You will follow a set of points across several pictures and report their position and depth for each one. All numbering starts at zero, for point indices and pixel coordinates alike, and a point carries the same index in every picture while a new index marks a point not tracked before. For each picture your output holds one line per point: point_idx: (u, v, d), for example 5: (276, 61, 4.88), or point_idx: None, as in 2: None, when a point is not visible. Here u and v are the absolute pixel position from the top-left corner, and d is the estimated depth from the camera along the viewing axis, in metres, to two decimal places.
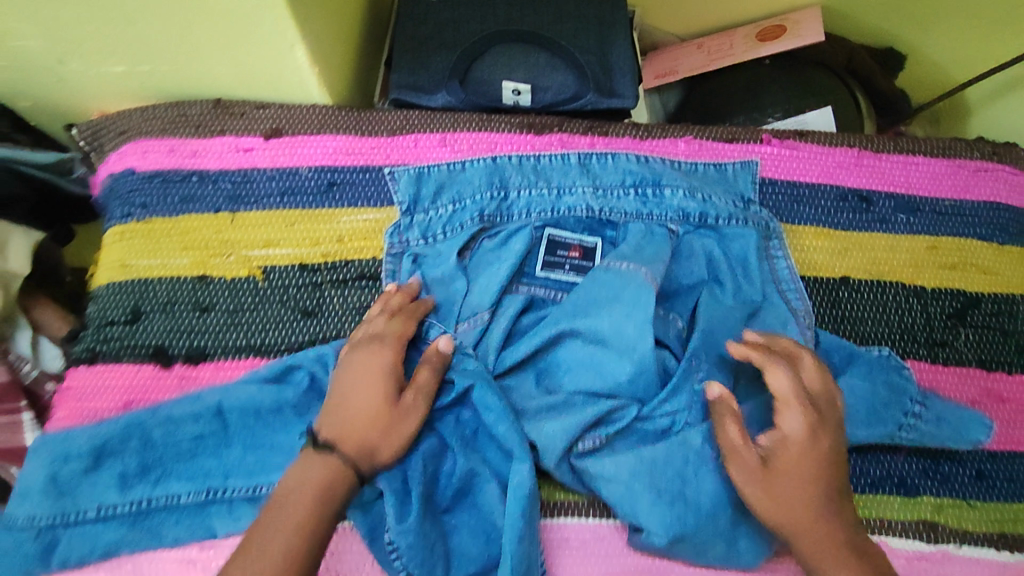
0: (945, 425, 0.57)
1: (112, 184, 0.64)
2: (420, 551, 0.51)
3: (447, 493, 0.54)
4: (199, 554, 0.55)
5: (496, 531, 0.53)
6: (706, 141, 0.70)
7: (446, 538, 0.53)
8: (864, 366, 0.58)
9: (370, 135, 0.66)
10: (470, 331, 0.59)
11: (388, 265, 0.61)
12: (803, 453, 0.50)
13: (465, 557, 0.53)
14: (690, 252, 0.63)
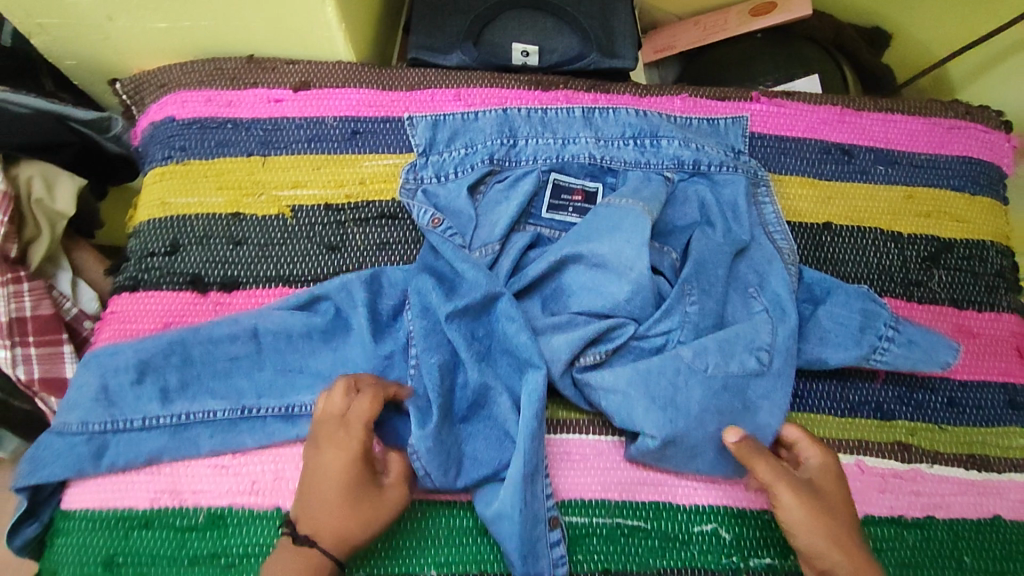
0: (916, 348, 0.62)
1: (154, 131, 0.70)
2: (440, 454, 0.57)
3: (461, 403, 0.60)
4: (231, 461, 0.61)
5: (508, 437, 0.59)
6: (700, 99, 0.76)
7: (461, 443, 0.59)
8: (843, 296, 0.63)
9: (390, 89, 0.72)
10: (483, 259, 0.65)
11: (404, 198, 0.66)
12: (831, 475, 0.57)
13: (478, 460, 0.59)
14: (684, 198, 0.69)
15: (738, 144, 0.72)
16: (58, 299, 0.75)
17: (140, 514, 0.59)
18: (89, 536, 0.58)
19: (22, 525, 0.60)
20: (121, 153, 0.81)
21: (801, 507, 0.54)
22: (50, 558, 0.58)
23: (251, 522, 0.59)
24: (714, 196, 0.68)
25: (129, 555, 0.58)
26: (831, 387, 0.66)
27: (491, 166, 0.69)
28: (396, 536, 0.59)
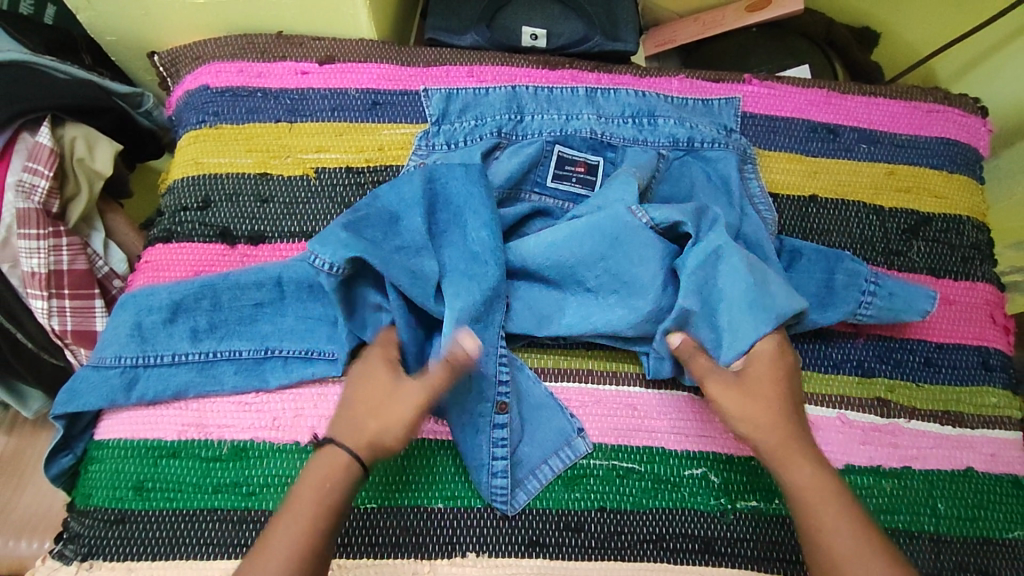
0: (896, 300, 0.67)
1: (189, 99, 0.76)
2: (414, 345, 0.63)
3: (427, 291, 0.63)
4: (255, 398, 0.64)
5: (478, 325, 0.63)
6: (696, 81, 0.81)
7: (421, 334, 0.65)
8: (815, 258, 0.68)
9: (408, 65, 0.78)
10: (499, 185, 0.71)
11: (415, 161, 0.72)
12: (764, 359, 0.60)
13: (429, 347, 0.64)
14: (677, 172, 0.74)
15: (726, 122, 0.77)
16: (91, 256, 0.78)
17: (169, 444, 0.63)
18: (122, 463, 0.62)
19: (57, 455, 0.64)
20: (151, 128, 0.87)
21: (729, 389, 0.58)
22: (84, 484, 0.62)
23: (273, 455, 0.63)
24: (708, 172, 0.73)
25: (159, 482, 0.61)
26: (815, 349, 0.67)
27: (500, 136, 0.74)
28: (407, 470, 0.63)
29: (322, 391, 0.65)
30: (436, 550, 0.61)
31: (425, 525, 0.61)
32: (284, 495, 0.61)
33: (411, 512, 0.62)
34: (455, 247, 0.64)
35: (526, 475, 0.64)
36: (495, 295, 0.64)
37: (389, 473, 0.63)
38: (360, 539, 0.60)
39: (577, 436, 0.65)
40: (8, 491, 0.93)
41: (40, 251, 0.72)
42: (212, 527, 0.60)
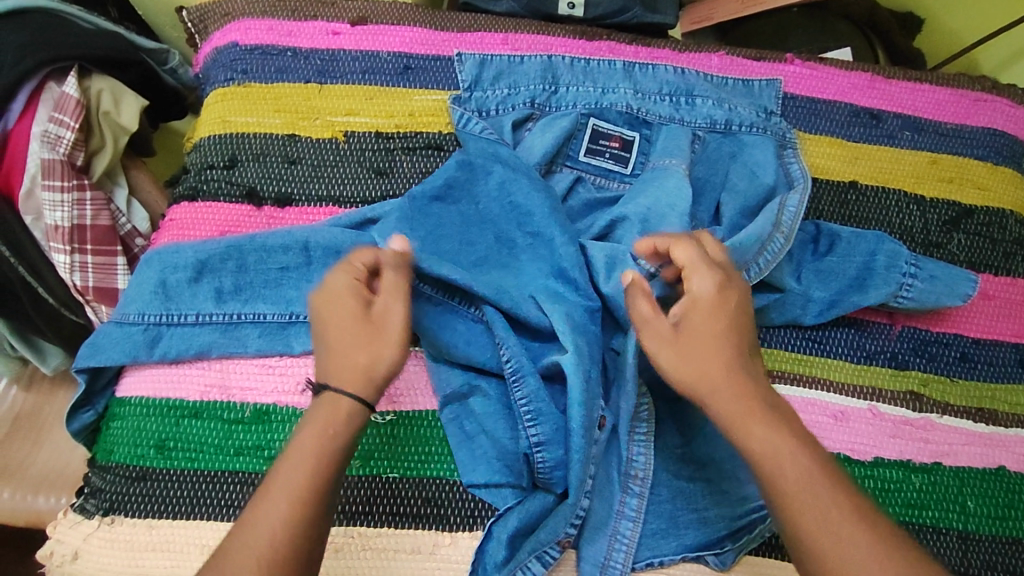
0: (938, 282, 0.65)
1: (217, 56, 0.75)
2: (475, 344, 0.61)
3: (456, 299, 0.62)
4: (278, 362, 0.63)
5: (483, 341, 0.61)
6: (737, 58, 0.79)
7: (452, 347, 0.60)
8: (845, 245, 0.66)
9: (441, 30, 0.76)
10: (527, 152, 0.69)
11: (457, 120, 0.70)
12: (710, 307, 0.51)
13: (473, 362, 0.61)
14: (712, 154, 0.72)
15: (763, 105, 0.75)
16: (113, 213, 0.77)
17: (190, 405, 0.62)
18: (142, 421, 0.61)
19: (79, 410, 0.64)
20: (176, 87, 0.85)
21: (671, 349, 0.51)
22: (106, 440, 0.62)
23: (296, 419, 0.62)
24: (747, 157, 0.71)
25: (180, 441, 0.61)
26: (848, 335, 0.66)
27: (533, 108, 0.72)
28: (430, 443, 0.62)
29: None
30: (457, 523, 0.59)
31: (447, 498, 0.60)
32: None
33: (432, 484, 0.60)
34: (480, 247, 0.63)
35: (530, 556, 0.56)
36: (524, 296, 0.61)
37: (412, 444, 0.61)
38: (381, 508, 0.59)
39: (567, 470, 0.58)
40: (26, 448, 0.95)
41: (63, 205, 0.72)
42: (234, 489, 0.59)
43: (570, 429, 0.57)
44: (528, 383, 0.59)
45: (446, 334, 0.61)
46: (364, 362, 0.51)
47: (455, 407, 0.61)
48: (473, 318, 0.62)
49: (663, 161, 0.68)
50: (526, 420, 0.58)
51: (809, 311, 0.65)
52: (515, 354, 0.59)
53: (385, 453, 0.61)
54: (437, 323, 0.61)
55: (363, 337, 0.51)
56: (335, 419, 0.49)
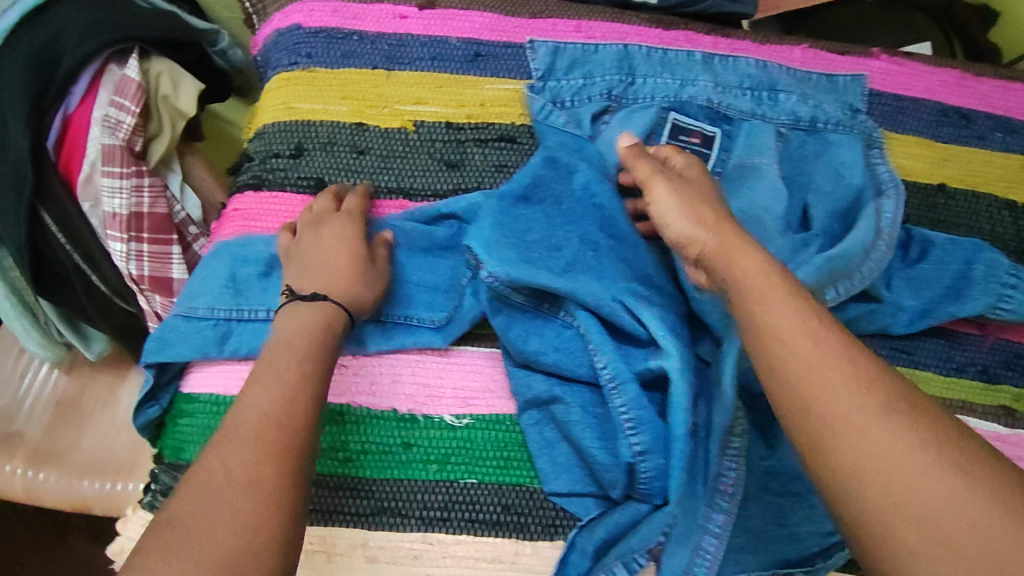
0: None
1: (280, 39, 0.72)
2: (564, 352, 0.60)
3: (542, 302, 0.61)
4: (350, 360, 0.62)
5: (571, 346, 0.60)
6: (821, 52, 0.75)
7: (542, 355, 0.60)
8: (940, 253, 0.64)
9: (512, 16, 0.73)
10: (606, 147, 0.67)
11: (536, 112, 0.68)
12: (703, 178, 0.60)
13: (564, 369, 0.60)
14: (798, 153, 0.68)
15: (847, 103, 0.71)
16: (168, 200, 0.75)
17: None
18: (213, 420, 0.60)
19: (143, 405, 0.61)
20: (226, 70, 0.82)
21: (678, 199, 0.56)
22: (175, 437, 0.60)
23: (371, 420, 0.60)
24: (834, 156, 0.67)
25: None
26: (939, 346, 0.64)
27: (609, 99, 0.69)
28: (509, 448, 0.61)
29: (420, 360, 0.63)
30: (539, 531, 0.58)
31: (528, 505, 0.59)
32: (386, 462, 0.59)
33: (512, 491, 0.59)
34: (568, 247, 0.60)
35: (627, 558, 0.55)
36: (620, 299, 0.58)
37: (490, 448, 0.61)
38: (460, 514, 0.58)
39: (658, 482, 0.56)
40: (73, 432, 0.96)
41: (122, 191, 0.70)
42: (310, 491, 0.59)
43: (672, 436, 0.56)
44: (627, 390, 0.57)
45: (533, 340, 0.60)
46: (353, 285, 0.58)
47: (538, 411, 0.60)
48: (563, 323, 0.61)
49: (751, 160, 0.65)
50: (629, 429, 0.57)
51: (900, 320, 0.62)
52: (610, 361, 0.58)
53: (463, 457, 0.60)
54: (528, 328, 0.61)
55: (357, 269, 0.59)
56: (331, 325, 0.55)
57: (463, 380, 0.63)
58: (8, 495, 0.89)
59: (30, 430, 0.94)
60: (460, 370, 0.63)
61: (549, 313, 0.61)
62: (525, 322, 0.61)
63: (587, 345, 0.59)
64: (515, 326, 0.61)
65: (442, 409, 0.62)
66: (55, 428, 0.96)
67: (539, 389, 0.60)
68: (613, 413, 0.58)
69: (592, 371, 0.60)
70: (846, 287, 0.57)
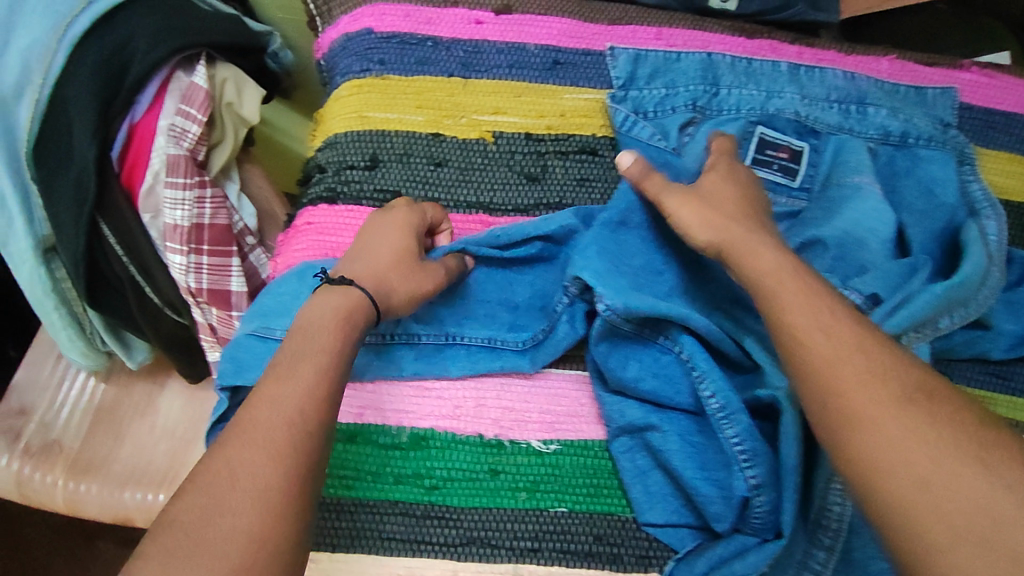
0: None
1: (349, 43, 0.69)
2: (663, 380, 0.59)
3: (639, 327, 0.59)
4: (435, 383, 0.60)
5: (668, 373, 0.59)
6: (908, 63, 0.73)
7: (641, 381, 0.58)
8: None
9: (591, 22, 0.70)
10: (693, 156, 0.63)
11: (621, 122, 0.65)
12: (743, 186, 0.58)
13: (662, 396, 0.58)
14: (893, 169, 0.65)
15: (938, 117, 0.69)
16: (229, 211, 0.72)
17: (345, 428, 0.58)
18: None
19: (216, 427, 0.58)
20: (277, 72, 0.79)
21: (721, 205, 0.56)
22: None
23: (456, 446, 0.59)
24: (923, 174, 0.64)
25: (336, 467, 0.57)
26: None
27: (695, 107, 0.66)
28: (599, 475, 0.59)
29: (505, 382, 0.61)
30: (631, 562, 0.55)
31: (619, 534, 0.57)
32: (476, 489, 0.57)
33: (603, 520, 0.57)
34: (660, 275, 0.60)
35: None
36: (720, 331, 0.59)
37: (579, 475, 0.59)
38: (551, 545, 0.56)
39: (765, 516, 0.54)
40: (110, 442, 0.93)
41: (184, 203, 0.67)
42: (396, 520, 0.56)
43: (784, 467, 0.54)
44: (738, 420, 0.56)
45: (631, 366, 0.59)
46: (379, 271, 0.56)
47: (630, 438, 0.59)
48: (661, 350, 0.59)
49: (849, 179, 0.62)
50: (743, 461, 0.55)
51: (999, 345, 0.60)
52: (719, 391, 0.56)
53: (553, 485, 0.58)
54: (625, 352, 0.59)
55: (390, 260, 0.57)
56: (353, 312, 0.53)
57: (551, 407, 0.60)
58: (52, 507, 0.88)
59: (68, 438, 0.93)
60: (550, 395, 0.61)
61: (648, 338, 0.60)
62: (620, 345, 0.59)
63: (692, 375, 0.58)
64: (613, 351, 0.59)
65: (529, 434, 0.59)
66: (93, 436, 0.93)
67: (635, 416, 0.58)
68: (721, 442, 0.56)
69: (696, 401, 0.58)
70: (956, 315, 0.55)
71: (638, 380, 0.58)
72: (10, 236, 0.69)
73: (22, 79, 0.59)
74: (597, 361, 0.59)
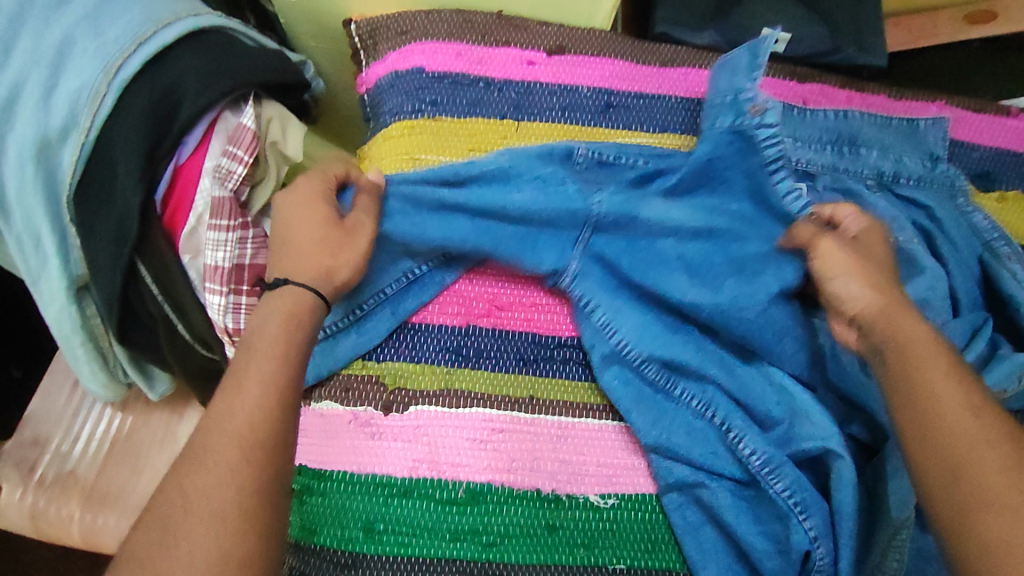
0: None
1: (397, 80, 0.67)
2: (715, 445, 0.57)
3: (681, 388, 0.59)
4: (488, 437, 0.58)
5: (712, 439, 0.57)
6: (957, 110, 0.72)
7: (688, 451, 0.57)
8: None
9: (643, 64, 0.69)
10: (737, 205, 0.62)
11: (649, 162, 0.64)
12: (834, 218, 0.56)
13: (717, 463, 0.57)
14: (943, 218, 0.64)
15: (976, 169, 0.70)
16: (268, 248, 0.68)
17: (399, 482, 0.56)
18: (348, 500, 0.55)
19: None
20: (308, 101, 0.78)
21: None
22: (303, 517, 0.54)
23: (511, 501, 0.56)
24: (936, 222, 0.64)
25: (391, 523, 0.54)
26: None
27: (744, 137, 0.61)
28: (656, 529, 0.56)
29: (562, 432, 0.59)
30: None
31: None
32: (530, 546, 0.54)
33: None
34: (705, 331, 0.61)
35: None
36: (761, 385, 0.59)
37: (636, 531, 0.56)
38: None
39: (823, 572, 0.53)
40: (126, 472, 0.87)
41: (226, 244, 0.65)
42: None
43: (841, 519, 0.54)
44: (786, 472, 0.55)
45: (679, 438, 0.57)
46: (325, 265, 0.54)
47: (680, 494, 0.57)
48: (693, 412, 0.58)
49: (903, 241, 0.60)
50: (798, 513, 0.54)
51: None
52: (761, 448, 0.56)
53: (611, 541, 0.55)
54: (651, 412, 0.58)
55: (329, 250, 0.55)
56: (298, 312, 0.51)
57: (598, 462, 0.58)
58: (67, 542, 0.82)
59: (83, 470, 0.86)
60: (600, 452, 0.59)
61: (678, 403, 0.59)
62: (644, 401, 0.59)
63: (727, 437, 0.57)
64: (658, 420, 0.58)
65: (585, 487, 0.57)
66: (109, 467, 0.87)
67: (688, 484, 0.56)
68: (771, 497, 0.55)
69: (738, 465, 0.57)
70: None
71: (680, 449, 0.57)
72: (44, 275, 0.68)
73: (68, 123, 0.58)
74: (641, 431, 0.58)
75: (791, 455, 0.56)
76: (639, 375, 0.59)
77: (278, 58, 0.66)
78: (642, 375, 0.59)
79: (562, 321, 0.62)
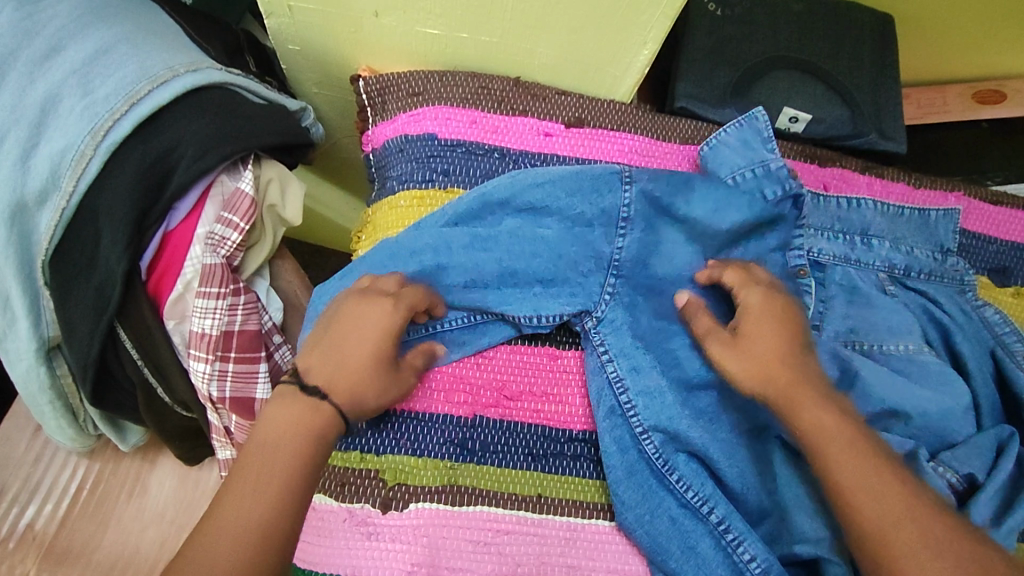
0: None
1: (407, 146, 0.64)
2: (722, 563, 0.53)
3: (697, 498, 0.54)
4: (494, 538, 0.54)
5: (725, 558, 0.53)
6: (977, 202, 0.71)
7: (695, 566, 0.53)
8: None
9: (664, 140, 0.67)
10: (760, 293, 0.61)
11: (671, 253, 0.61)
12: None
13: None
14: (951, 314, 0.63)
15: (993, 264, 0.69)
16: (259, 312, 0.64)
17: None
18: None
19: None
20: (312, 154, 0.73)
21: None
22: None
23: None
24: (944, 314, 0.62)
25: None
26: None
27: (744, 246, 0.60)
28: None
29: (572, 534, 0.56)
30: None
31: None
32: None
33: None
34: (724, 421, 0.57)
35: None
36: (774, 493, 0.56)
37: None
38: None
39: None
40: (90, 529, 0.76)
41: (215, 312, 0.60)
42: None
43: None
44: None
45: (687, 560, 0.53)
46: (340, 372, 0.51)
47: None
48: (708, 529, 0.54)
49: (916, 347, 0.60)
50: None
51: None
52: (760, 554, 0.52)
53: None
54: (665, 526, 0.54)
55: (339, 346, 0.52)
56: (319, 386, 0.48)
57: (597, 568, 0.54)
58: None
59: (41, 522, 0.75)
60: (596, 557, 0.55)
61: (697, 515, 0.54)
62: (635, 477, 0.55)
63: (723, 539, 0.53)
64: (667, 534, 0.54)
65: None
66: (72, 521, 0.76)
67: None
68: None
69: (733, 570, 0.53)
70: None
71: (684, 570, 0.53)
72: (11, 334, 0.62)
73: (48, 185, 0.54)
74: (650, 547, 0.54)
75: (782, 557, 0.54)
76: (639, 448, 0.56)
77: (278, 114, 0.62)
78: (642, 449, 0.56)
79: (574, 414, 0.60)
